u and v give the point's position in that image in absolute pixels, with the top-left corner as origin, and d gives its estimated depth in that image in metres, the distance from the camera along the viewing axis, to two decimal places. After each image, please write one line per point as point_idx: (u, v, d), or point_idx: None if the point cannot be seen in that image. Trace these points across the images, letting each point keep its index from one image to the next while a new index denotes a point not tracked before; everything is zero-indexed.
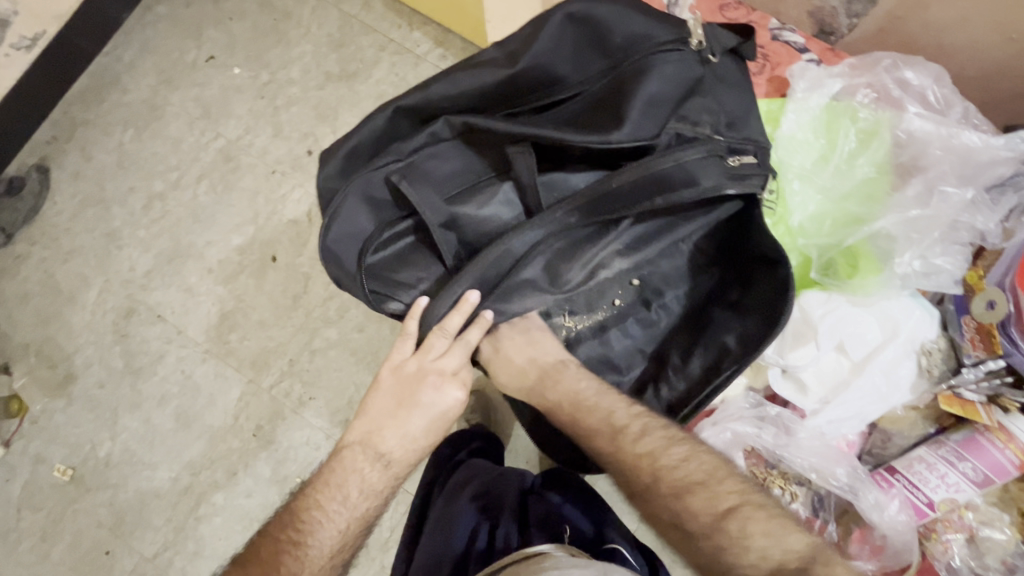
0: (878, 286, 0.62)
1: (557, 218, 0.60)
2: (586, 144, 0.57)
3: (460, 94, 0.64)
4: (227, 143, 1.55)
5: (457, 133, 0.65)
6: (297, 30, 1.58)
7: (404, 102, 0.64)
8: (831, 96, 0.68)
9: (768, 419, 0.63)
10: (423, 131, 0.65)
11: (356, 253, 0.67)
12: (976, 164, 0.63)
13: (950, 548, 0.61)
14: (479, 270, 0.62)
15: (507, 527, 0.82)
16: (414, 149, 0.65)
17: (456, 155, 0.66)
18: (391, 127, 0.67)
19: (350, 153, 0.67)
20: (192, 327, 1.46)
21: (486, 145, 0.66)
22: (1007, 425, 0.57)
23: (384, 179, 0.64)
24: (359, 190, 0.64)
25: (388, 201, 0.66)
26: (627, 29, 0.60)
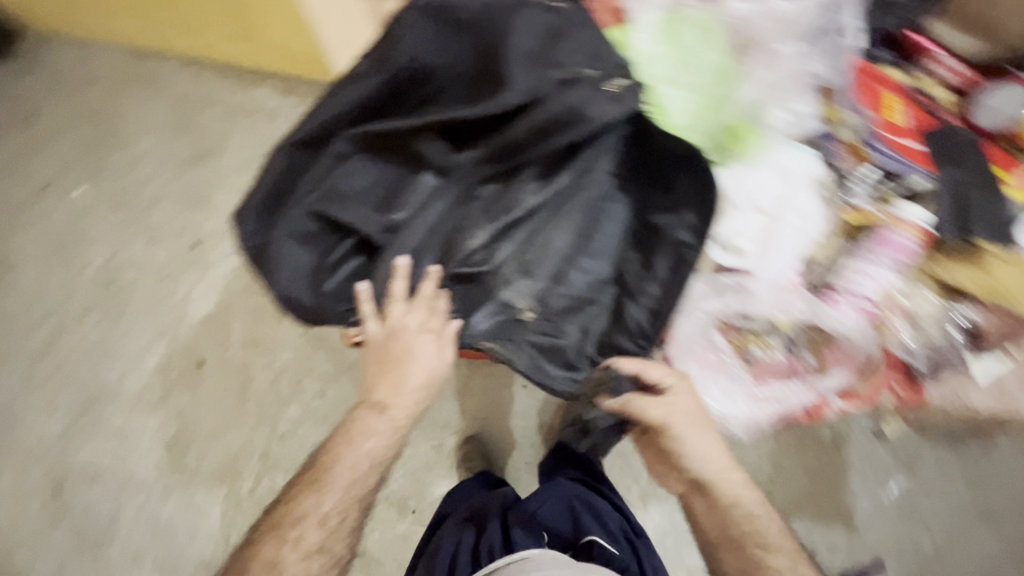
0: (761, 144, 0.73)
1: (468, 171, 0.66)
2: (483, 114, 0.61)
3: (346, 110, 0.64)
4: (102, 268, 1.51)
5: (357, 145, 0.66)
6: (130, 129, 1.62)
7: (294, 137, 0.65)
8: (665, 8, 0.78)
9: (726, 288, 0.70)
10: (325, 156, 0.65)
11: (312, 287, 0.67)
12: (796, 23, 0.74)
13: (897, 330, 0.72)
14: (412, 237, 0.66)
15: (491, 540, 0.94)
16: (324, 175, 0.65)
17: (365, 167, 0.67)
18: (290, 164, 0.66)
19: (261, 202, 0.66)
20: (140, 469, 1.36)
21: (390, 149, 0.67)
22: (898, 214, 0.67)
23: (307, 213, 0.65)
24: (288, 232, 0.65)
25: (319, 232, 0.67)
26: (478, 4, 0.64)
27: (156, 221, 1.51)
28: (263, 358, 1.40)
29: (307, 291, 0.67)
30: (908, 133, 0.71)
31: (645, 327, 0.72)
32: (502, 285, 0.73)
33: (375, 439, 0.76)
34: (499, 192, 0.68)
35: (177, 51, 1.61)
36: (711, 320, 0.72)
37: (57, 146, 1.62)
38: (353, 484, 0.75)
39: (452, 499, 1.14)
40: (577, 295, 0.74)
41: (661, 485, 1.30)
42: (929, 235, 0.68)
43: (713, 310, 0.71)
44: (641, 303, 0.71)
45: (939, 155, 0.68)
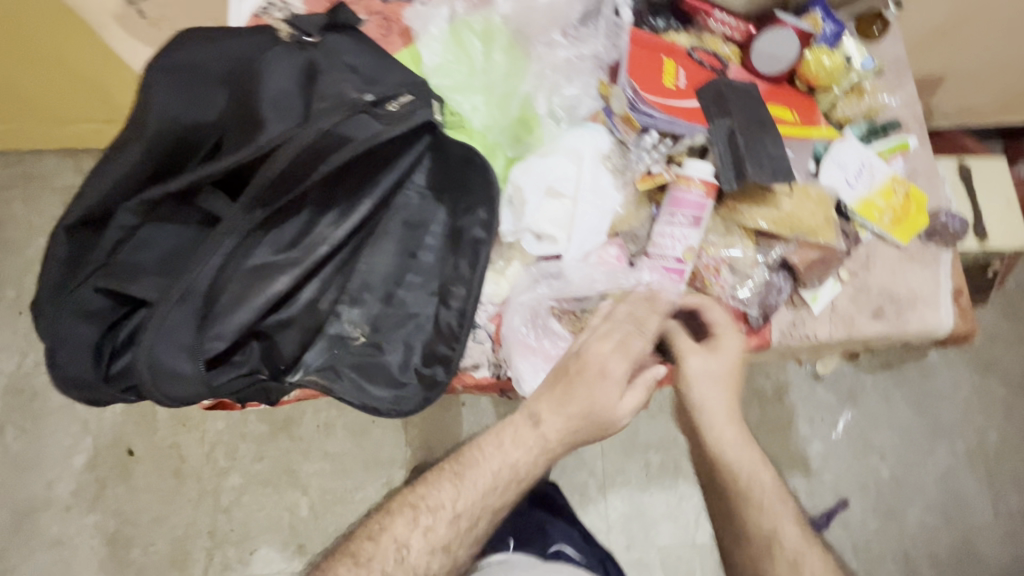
0: (548, 132, 0.74)
1: (241, 218, 0.62)
2: (243, 158, 0.61)
3: (118, 182, 0.64)
4: (9, 378, 1.50)
5: (143, 215, 0.66)
6: (19, 230, 1.59)
7: (72, 218, 0.65)
8: (446, 22, 0.81)
9: (539, 277, 0.71)
10: (110, 231, 0.65)
11: (98, 364, 0.63)
12: (560, 14, 0.78)
13: (722, 282, 0.73)
14: (193, 282, 0.60)
15: None
16: (113, 249, 0.65)
17: (161, 232, 0.66)
18: (77, 246, 0.66)
19: (54, 289, 0.65)
20: (85, 574, 1.39)
21: (180, 211, 0.67)
22: (683, 173, 0.69)
23: (93, 290, 0.63)
24: (71, 312, 0.62)
25: (109, 308, 0.64)
26: (230, 55, 0.66)
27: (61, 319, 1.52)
28: (196, 434, 1.44)
29: (88, 366, 0.62)
30: (682, 94, 0.73)
31: (456, 326, 0.69)
32: (324, 321, 0.71)
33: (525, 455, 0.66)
34: (296, 229, 0.67)
35: (49, 146, 1.58)
36: (534, 311, 0.71)
37: None
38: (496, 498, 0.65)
39: None
40: (401, 314, 0.73)
41: (614, 471, 1.30)
42: (719, 188, 0.70)
43: (532, 299, 0.71)
44: (452, 304, 0.69)
45: (711, 112, 0.70)
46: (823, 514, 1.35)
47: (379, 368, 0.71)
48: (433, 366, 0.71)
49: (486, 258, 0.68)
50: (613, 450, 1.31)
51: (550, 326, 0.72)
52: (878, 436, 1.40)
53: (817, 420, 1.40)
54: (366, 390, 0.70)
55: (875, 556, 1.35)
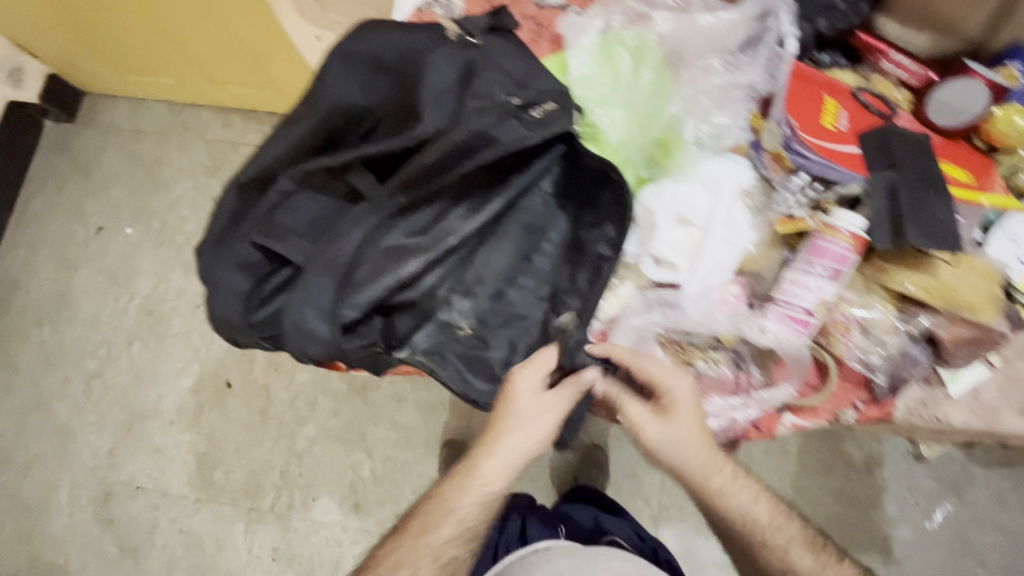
0: (688, 159, 0.72)
1: (387, 202, 0.68)
2: (399, 146, 0.66)
3: (287, 151, 0.71)
4: (144, 299, 1.72)
5: (299, 183, 0.72)
6: (171, 169, 1.84)
7: (243, 177, 0.72)
8: (598, 32, 0.81)
9: (652, 303, 0.70)
10: (270, 193, 0.72)
11: (243, 312, 0.70)
12: (721, 38, 0.75)
13: (850, 342, 0.68)
14: (338, 253, 0.66)
15: (511, 535, 1.07)
16: (270, 211, 0.72)
17: (310, 201, 0.73)
18: (241, 202, 0.73)
19: (215, 237, 0.73)
20: (174, 484, 1.56)
21: (328, 184, 0.72)
22: (829, 221, 0.65)
23: (250, 244, 0.70)
24: (230, 261, 0.70)
25: (260, 262, 0.71)
26: (399, 47, 0.69)
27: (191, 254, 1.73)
28: (284, 381, 1.57)
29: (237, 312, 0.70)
30: (842, 136, 0.69)
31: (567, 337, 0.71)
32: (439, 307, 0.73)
33: (489, 484, 0.73)
34: (429, 217, 0.70)
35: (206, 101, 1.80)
36: (644, 338, 0.71)
37: (107, 187, 1.84)
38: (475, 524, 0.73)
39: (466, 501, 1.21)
40: (511, 316, 0.74)
41: (671, 505, 1.26)
42: (868, 244, 0.65)
43: (642, 324, 0.69)
44: (564, 313, 0.72)
45: (874, 160, 0.66)
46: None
47: (483, 363, 0.73)
48: None
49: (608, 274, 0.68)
50: (674, 483, 1.26)
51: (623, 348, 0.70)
52: (980, 537, 1.24)
53: (907, 500, 1.27)
54: (468, 381, 0.74)
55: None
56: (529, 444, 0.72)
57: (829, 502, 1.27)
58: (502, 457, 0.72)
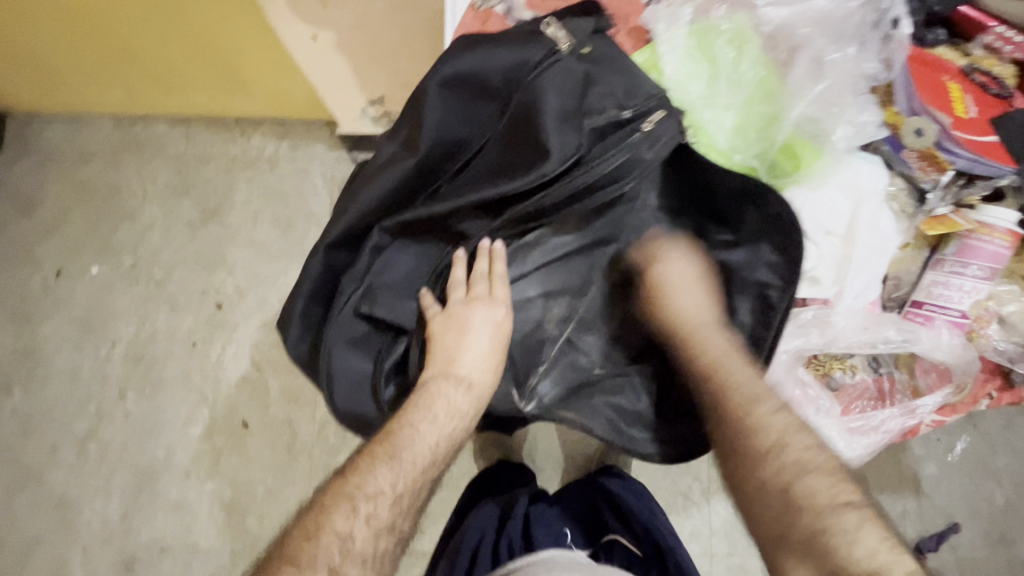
0: (827, 164, 0.67)
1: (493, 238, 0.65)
2: (525, 187, 0.59)
3: (382, 201, 0.63)
4: (130, 344, 1.43)
5: (394, 236, 0.65)
6: (132, 195, 1.51)
7: (332, 239, 0.64)
8: (689, 24, 0.72)
9: (808, 323, 0.65)
10: (364, 253, 0.64)
11: (371, 393, 0.67)
12: (838, 24, 0.68)
13: (991, 337, 0.68)
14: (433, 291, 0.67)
15: (512, 534, 0.92)
16: (366, 271, 0.65)
17: (408, 253, 0.67)
18: (329, 265, 0.66)
19: (308, 307, 0.66)
20: (204, 538, 1.34)
21: (427, 232, 0.66)
22: (984, 220, 0.62)
23: (354, 315, 0.65)
24: (340, 338, 0.65)
25: (370, 333, 0.67)
26: (501, 66, 0.61)
27: (176, 288, 1.45)
28: (309, 411, 1.37)
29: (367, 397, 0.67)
30: (979, 125, 0.65)
31: None
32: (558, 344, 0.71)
33: (403, 482, 0.58)
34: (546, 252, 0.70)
35: (162, 112, 1.51)
36: (794, 358, 0.67)
37: (50, 216, 1.51)
38: (393, 532, 0.57)
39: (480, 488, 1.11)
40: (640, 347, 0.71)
41: None
42: (1019, 236, 0.63)
43: (796, 347, 0.66)
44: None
45: (1018, 152, 0.63)
46: (933, 535, 1.25)
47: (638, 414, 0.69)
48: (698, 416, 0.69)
49: (783, 310, 0.63)
50: None
51: (772, 379, 0.66)
52: (997, 461, 1.26)
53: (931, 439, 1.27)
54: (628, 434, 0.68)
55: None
56: (445, 429, 0.61)
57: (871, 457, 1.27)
58: (410, 451, 0.59)
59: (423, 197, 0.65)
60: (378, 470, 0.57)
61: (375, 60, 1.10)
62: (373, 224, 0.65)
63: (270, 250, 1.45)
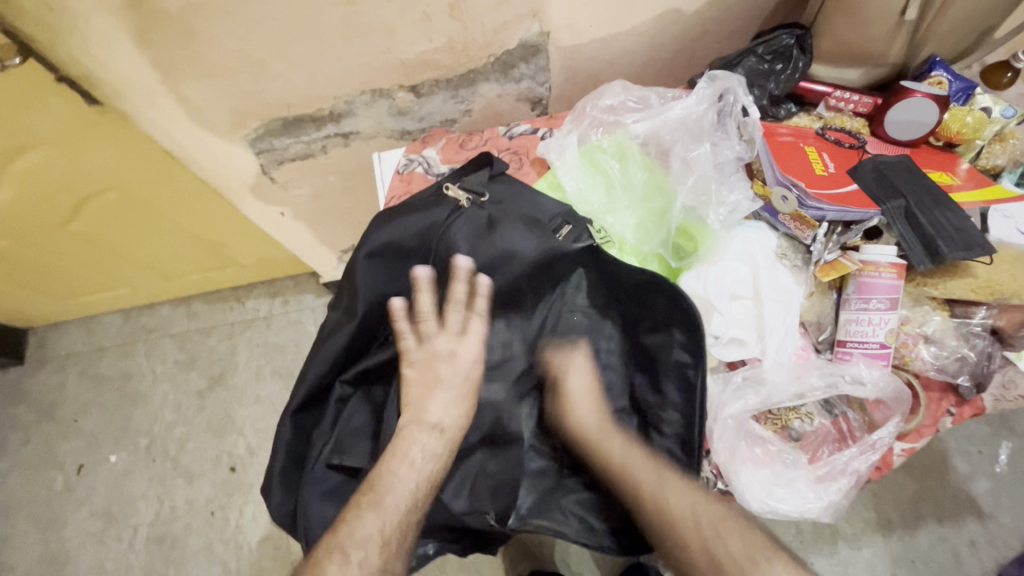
0: (717, 240, 0.75)
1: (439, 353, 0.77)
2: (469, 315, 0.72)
3: (335, 360, 0.72)
4: (151, 526, 1.46)
5: (353, 385, 0.75)
6: (143, 379, 1.62)
7: (295, 404, 0.72)
8: (577, 147, 0.84)
9: (742, 386, 0.69)
10: (329, 407, 0.73)
11: None
12: (693, 123, 0.80)
13: (923, 358, 0.72)
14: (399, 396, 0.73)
15: None
16: (332, 424, 0.73)
17: (370, 398, 0.75)
18: (299, 427, 0.73)
19: (284, 469, 0.72)
20: None
21: (386, 374, 0.76)
22: (868, 259, 0.69)
23: (326, 467, 0.72)
24: (315, 493, 0.70)
25: (343, 482, 0.73)
26: (417, 228, 0.73)
27: (191, 459, 1.50)
28: None
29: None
30: (839, 178, 0.74)
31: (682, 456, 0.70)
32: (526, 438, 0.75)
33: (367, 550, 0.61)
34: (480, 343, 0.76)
35: (162, 298, 1.66)
36: (741, 422, 0.70)
37: (69, 416, 1.61)
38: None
39: None
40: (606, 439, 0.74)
41: None
42: (907, 266, 0.69)
43: (738, 413, 0.69)
44: (668, 432, 0.70)
45: (878, 194, 0.72)
46: (1010, 560, 1.17)
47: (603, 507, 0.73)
48: None
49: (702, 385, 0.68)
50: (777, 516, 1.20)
51: (722, 445, 0.70)
52: None
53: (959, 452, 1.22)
54: (592, 527, 0.72)
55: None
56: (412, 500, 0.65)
57: (910, 484, 1.22)
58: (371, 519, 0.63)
59: (376, 347, 0.75)
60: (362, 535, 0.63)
61: (339, 217, 1.25)
62: (335, 380, 0.74)
63: (276, 403, 1.53)
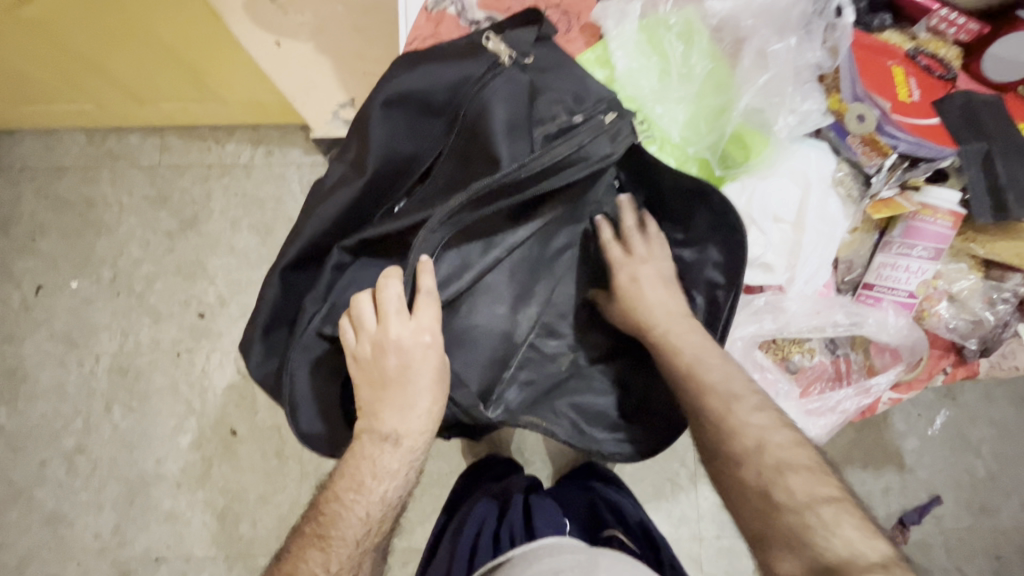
0: (774, 153, 0.68)
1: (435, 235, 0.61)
2: (478, 198, 0.60)
3: (333, 219, 0.67)
4: (114, 357, 1.43)
5: (355, 253, 0.69)
6: (108, 209, 1.50)
7: (286, 262, 0.68)
8: (638, 18, 0.72)
9: (761, 309, 0.68)
10: (326, 271, 0.68)
11: (344, 414, 0.72)
12: (783, 13, 0.69)
13: (941, 315, 0.70)
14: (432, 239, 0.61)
15: (512, 524, 0.89)
16: (326, 291, 0.68)
17: (370, 271, 0.70)
18: (288, 284, 0.70)
19: (268, 319, 0.70)
20: (198, 545, 1.34)
21: (390, 249, 0.69)
22: (927, 202, 0.64)
23: (317, 336, 0.67)
24: (304, 362, 0.68)
25: (331, 356, 0.70)
26: (445, 82, 0.65)
27: (158, 299, 1.45)
28: None
29: (333, 417, 0.71)
30: (919, 110, 0.66)
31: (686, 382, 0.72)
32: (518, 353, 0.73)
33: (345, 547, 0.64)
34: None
35: (131, 122, 1.49)
36: (751, 344, 0.69)
37: (24, 234, 1.50)
38: (366, 537, 0.65)
39: (467, 481, 1.12)
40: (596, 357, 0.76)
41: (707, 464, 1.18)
42: (963, 217, 0.65)
43: (750, 335, 0.68)
44: None
45: (960, 133, 0.65)
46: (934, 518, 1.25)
47: (600, 414, 0.74)
48: (652, 417, 0.74)
49: (728, 309, 0.66)
50: None
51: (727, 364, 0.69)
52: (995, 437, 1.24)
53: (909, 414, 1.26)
54: (585, 433, 0.73)
55: (964, 552, 1.21)
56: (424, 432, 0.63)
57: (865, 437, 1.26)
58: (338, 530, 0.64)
59: (381, 215, 0.69)
60: (372, 451, 0.63)
61: (342, 64, 1.10)
62: (333, 242, 0.69)
63: (251, 258, 1.45)
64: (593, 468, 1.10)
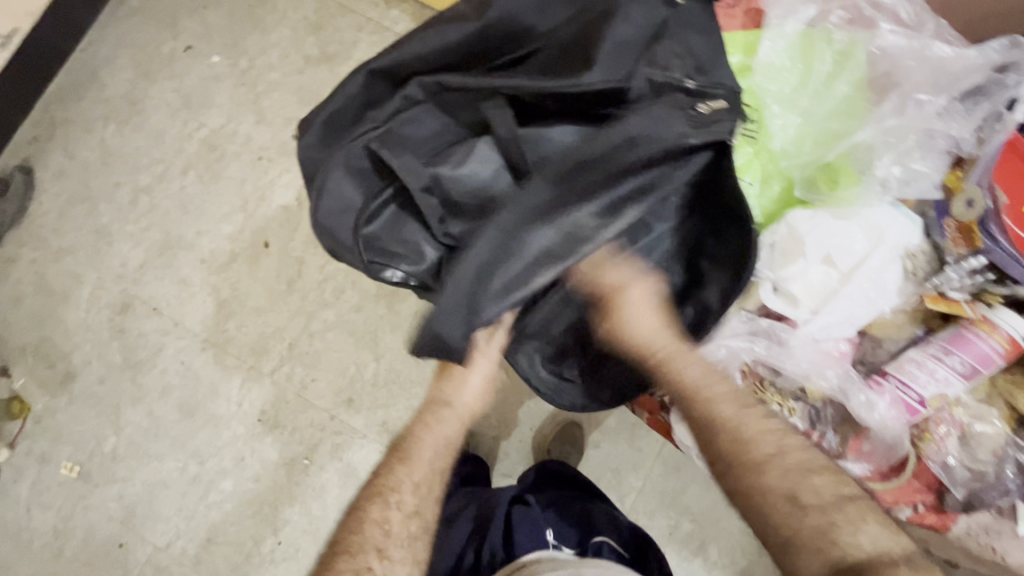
0: (859, 195, 0.68)
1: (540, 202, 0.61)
2: (564, 89, 0.63)
3: (433, 53, 0.71)
4: (211, 132, 1.53)
5: (428, 94, 0.71)
6: (273, 12, 1.59)
7: (377, 67, 0.72)
8: (806, 22, 0.70)
9: (759, 332, 0.70)
10: (398, 95, 0.71)
11: (350, 225, 0.72)
12: (952, 74, 0.68)
13: (943, 445, 0.69)
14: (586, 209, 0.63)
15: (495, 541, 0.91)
16: (390, 115, 0.71)
17: (432, 117, 0.72)
18: (368, 89, 0.74)
19: (335, 114, 0.74)
20: (190, 317, 1.41)
21: (458, 106, 0.71)
22: (989, 317, 0.66)
23: (365, 146, 0.71)
24: (344, 160, 0.71)
25: (370, 172, 0.73)
26: None
27: (269, 105, 1.53)
28: (321, 259, 1.41)
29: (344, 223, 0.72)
30: None
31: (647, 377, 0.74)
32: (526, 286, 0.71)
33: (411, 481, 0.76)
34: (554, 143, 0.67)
35: None
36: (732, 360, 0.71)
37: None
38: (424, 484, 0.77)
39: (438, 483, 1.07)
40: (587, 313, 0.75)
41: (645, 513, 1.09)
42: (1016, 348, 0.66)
43: (737, 350, 0.70)
44: None
45: None
46: None
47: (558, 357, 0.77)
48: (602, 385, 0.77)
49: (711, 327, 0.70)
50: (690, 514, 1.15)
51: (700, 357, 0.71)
52: None
53: None
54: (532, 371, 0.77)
55: None
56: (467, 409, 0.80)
57: None
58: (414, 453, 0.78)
59: (478, 70, 0.71)
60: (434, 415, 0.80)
61: None
62: (416, 72, 0.72)
63: None
64: (560, 470, 1.04)
